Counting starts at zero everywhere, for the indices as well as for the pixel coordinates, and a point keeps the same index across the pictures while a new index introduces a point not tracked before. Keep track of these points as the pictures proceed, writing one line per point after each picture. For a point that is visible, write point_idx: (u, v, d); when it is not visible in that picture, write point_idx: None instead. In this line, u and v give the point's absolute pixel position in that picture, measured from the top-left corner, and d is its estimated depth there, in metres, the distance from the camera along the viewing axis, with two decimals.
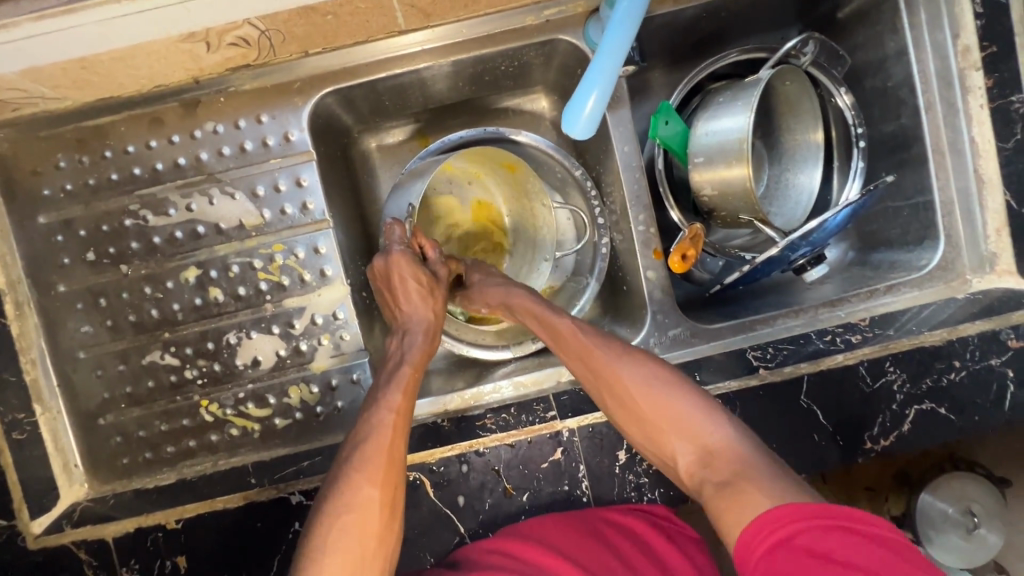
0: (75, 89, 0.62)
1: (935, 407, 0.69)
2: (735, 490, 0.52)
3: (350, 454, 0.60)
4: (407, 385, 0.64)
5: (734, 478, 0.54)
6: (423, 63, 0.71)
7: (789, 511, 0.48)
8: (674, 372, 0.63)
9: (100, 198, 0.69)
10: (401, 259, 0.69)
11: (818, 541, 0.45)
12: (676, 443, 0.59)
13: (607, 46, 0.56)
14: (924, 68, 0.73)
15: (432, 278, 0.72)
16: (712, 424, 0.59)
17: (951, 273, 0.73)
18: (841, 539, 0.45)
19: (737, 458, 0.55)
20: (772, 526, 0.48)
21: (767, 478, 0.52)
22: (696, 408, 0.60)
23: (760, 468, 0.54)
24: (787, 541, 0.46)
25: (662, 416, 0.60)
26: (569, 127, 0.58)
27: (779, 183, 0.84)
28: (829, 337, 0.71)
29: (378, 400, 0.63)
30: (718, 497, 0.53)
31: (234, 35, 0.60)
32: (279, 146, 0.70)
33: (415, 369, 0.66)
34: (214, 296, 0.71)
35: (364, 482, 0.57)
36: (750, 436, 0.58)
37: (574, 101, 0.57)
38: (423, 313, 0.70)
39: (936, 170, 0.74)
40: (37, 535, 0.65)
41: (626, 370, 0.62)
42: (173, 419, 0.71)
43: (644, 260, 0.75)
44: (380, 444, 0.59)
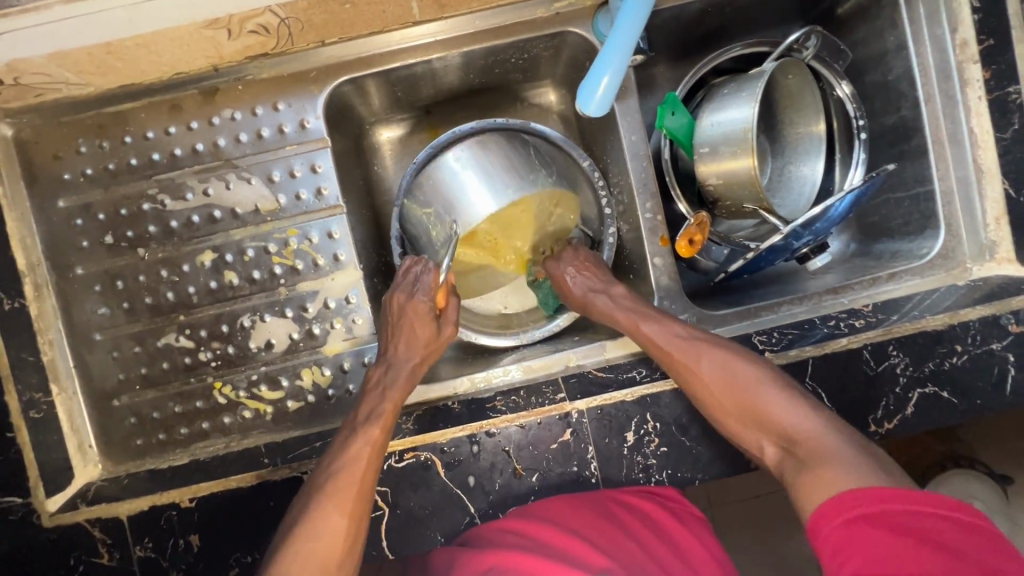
0: (98, 75, 0.64)
1: (937, 391, 0.69)
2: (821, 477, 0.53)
3: (321, 482, 0.60)
4: (388, 419, 0.63)
5: (819, 463, 0.54)
6: (436, 53, 0.73)
7: (874, 491, 0.49)
8: (753, 362, 0.64)
9: (120, 182, 0.71)
10: (417, 311, 0.69)
11: (908, 521, 0.46)
12: (757, 431, 0.61)
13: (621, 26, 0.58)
14: (923, 62, 0.75)
15: (435, 339, 0.70)
16: (796, 412, 0.59)
17: (951, 262, 0.75)
18: (933, 521, 0.46)
19: (821, 446, 0.55)
20: (855, 501, 0.49)
21: (857, 463, 0.53)
22: (779, 397, 0.60)
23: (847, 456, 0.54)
24: (872, 516, 0.48)
25: (745, 408, 0.61)
26: (583, 105, 0.61)
27: (783, 175, 0.86)
28: (833, 322, 0.72)
29: (355, 432, 0.63)
30: (800, 481, 0.54)
31: (255, 22, 0.61)
32: (295, 133, 0.72)
33: (394, 407, 0.65)
34: (229, 280, 0.72)
35: (329, 510, 0.57)
36: (833, 421, 0.58)
37: (589, 79, 0.60)
38: (413, 356, 0.68)
39: (936, 161, 0.76)
40: (52, 513, 0.65)
41: (705, 364, 0.64)
42: (187, 401, 0.72)
43: (650, 248, 0.76)
44: (350, 476, 0.59)
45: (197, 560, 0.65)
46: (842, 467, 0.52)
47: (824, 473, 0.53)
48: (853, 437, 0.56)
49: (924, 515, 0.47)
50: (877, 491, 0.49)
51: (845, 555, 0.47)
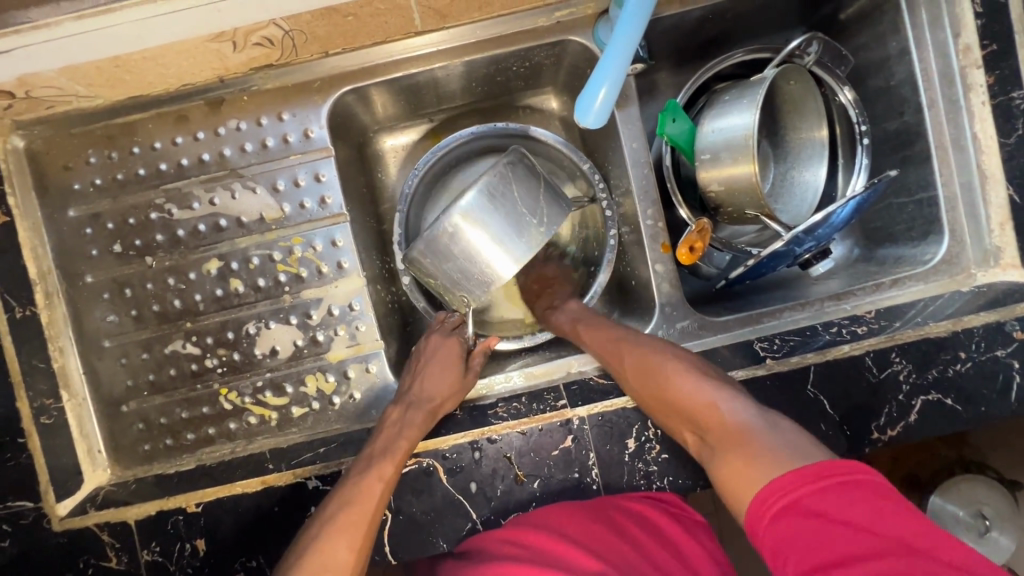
0: (106, 87, 0.65)
1: (941, 398, 0.69)
2: (730, 461, 0.52)
3: (329, 515, 0.60)
4: (399, 458, 0.63)
5: (729, 446, 0.54)
6: (438, 62, 0.73)
7: (791, 476, 0.47)
8: (680, 355, 0.65)
9: (128, 192, 0.72)
10: (450, 348, 0.72)
11: (823, 502, 0.44)
12: (679, 417, 0.61)
13: (620, 37, 0.57)
14: (926, 67, 0.75)
15: (462, 379, 0.71)
16: (707, 396, 0.59)
17: (956, 268, 0.75)
18: (845, 495, 0.44)
19: (729, 428, 0.55)
20: (778, 492, 0.47)
21: (766, 445, 0.52)
22: (697, 382, 0.60)
23: (754, 440, 0.52)
24: (793, 505, 0.46)
25: (665, 396, 0.61)
26: (580, 117, 0.60)
27: (785, 180, 0.86)
28: (835, 329, 0.72)
29: (368, 468, 0.63)
30: (716, 466, 0.54)
31: (259, 35, 0.63)
32: (299, 142, 0.73)
33: (410, 444, 0.65)
34: (235, 287, 0.73)
35: (338, 545, 0.58)
36: (753, 405, 0.57)
37: (586, 91, 0.59)
38: (433, 394, 0.69)
39: (939, 166, 0.76)
40: (62, 517, 0.66)
41: (631, 355, 0.67)
42: (193, 407, 0.73)
43: (652, 254, 0.76)
44: (361, 511, 0.60)
45: (203, 564, 0.66)
46: (752, 447, 0.52)
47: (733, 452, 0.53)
48: (771, 420, 0.55)
49: (837, 492, 0.45)
50: (793, 478, 0.47)
51: (782, 557, 0.44)
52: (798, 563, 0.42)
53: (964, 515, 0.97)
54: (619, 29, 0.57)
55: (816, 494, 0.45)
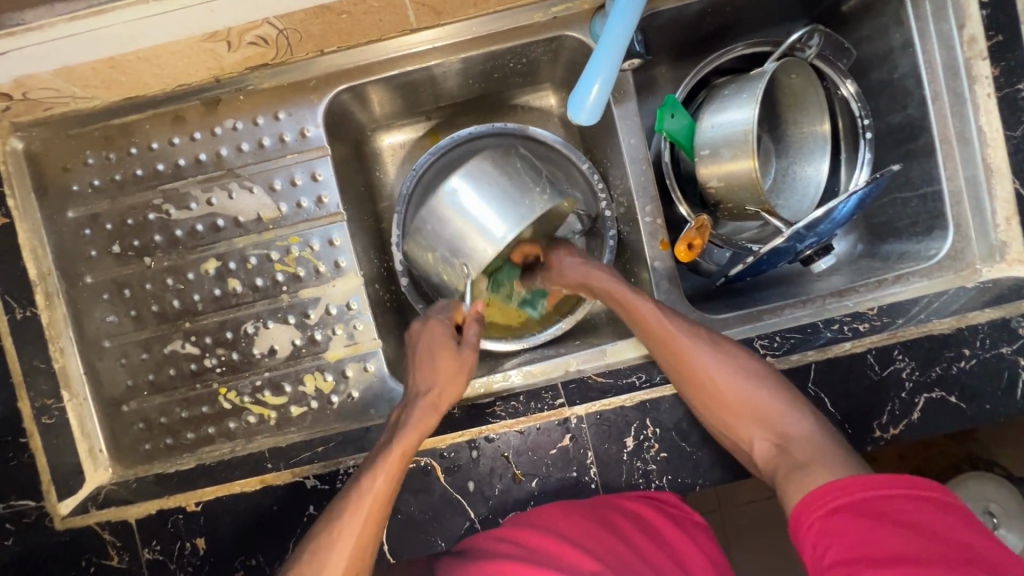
0: (103, 89, 0.65)
1: (945, 396, 0.68)
2: (807, 476, 0.56)
3: (319, 534, 0.58)
4: (392, 471, 0.59)
5: (813, 462, 0.58)
6: (434, 60, 0.73)
7: (849, 482, 0.52)
8: (752, 361, 0.66)
9: (126, 193, 0.72)
10: (434, 326, 0.68)
11: (877, 506, 0.49)
12: (751, 428, 0.63)
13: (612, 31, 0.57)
14: (930, 59, 0.73)
15: (452, 350, 0.66)
16: (789, 412, 0.62)
17: (960, 263, 0.74)
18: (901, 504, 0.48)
19: (812, 445, 0.59)
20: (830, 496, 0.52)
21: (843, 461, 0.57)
22: (775, 396, 0.63)
23: (837, 456, 0.58)
24: (845, 507, 0.50)
25: (741, 405, 0.63)
26: (574, 114, 0.59)
27: (787, 175, 0.85)
28: (837, 326, 0.71)
29: (359, 482, 0.60)
30: (795, 479, 0.57)
31: (253, 34, 0.62)
32: (295, 142, 0.73)
33: (404, 453, 0.61)
34: (233, 287, 0.73)
35: (323, 571, 0.55)
36: (817, 418, 0.62)
37: (579, 87, 0.58)
38: (433, 381, 0.65)
39: (944, 161, 0.75)
40: (64, 516, 0.66)
41: (706, 359, 0.65)
42: (193, 406, 0.73)
43: (650, 252, 0.75)
44: (348, 529, 0.57)
45: (203, 562, 0.66)
46: (838, 464, 0.56)
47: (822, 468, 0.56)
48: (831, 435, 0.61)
49: (888, 500, 0.49)
50: (850, 483, 0.51)
51: (825, 545, 0.49)
52: (840, 551, 0.47)
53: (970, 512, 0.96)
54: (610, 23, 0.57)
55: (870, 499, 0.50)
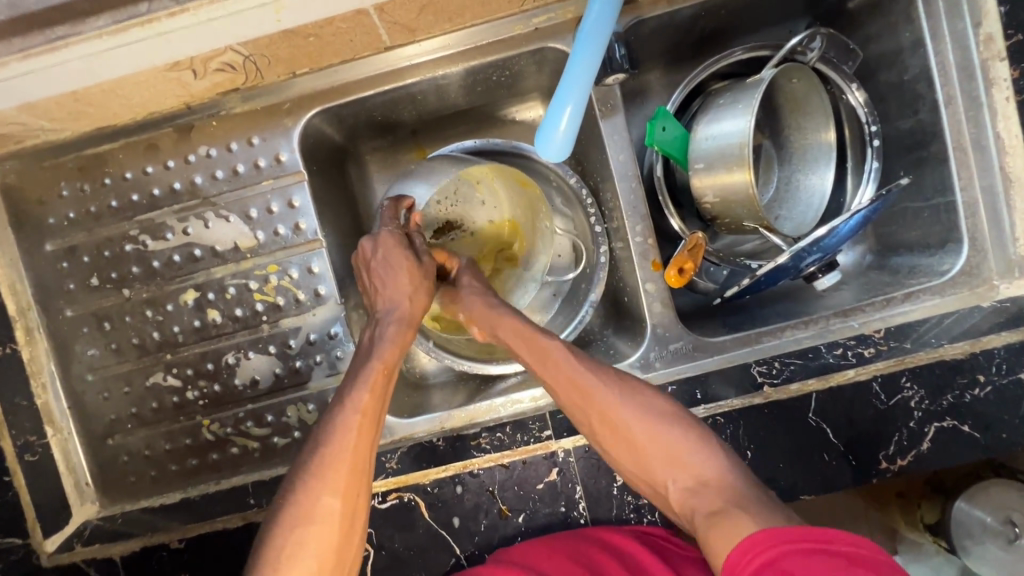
0: (71, 121, 0.64)
1: (957, 425, 0.65)
2: (717, 529, 0.51)
3: (312, 461, 0.56)
4: (378, 387, 0.61)
5: (723, 508, 0.52)
6: (411, 77, 0.70)
7: (772, 534, 0.47)
8: (655, 400, 0.61)
9: (102, 224, 0.71)
10: (388, 241, 0.68)
11: (798, 565, 0.43)
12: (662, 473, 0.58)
13: (574, 65, 0.55)
14: (943, 60, 0.68)
15: (414, 265, 0.68)
16: (702, 457, 0.57)
17: (975, 279, 0.68)
18: (821, 561, 0.43)
19: (725, 491, 0.54)
20: (756, 548, 0.47)
21: (756, 506, 0.52)
22: (678, 435, 0.59)
23: (746, 502, 0.52)
24: (769, 564, 0.45)
25: (651, 449, 0.59)
26: (542, 149, 0.57)
27: (790, 185, 0.80)
28: (840, 350, 0.67)
29: (344, 400, 0.59)
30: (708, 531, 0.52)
31: (219, 61, 0.60)
32: (270, 167, 0.70)
33: (385, 366, 0.62)
34: (213, 317, 0.72)
35: (324, 492, 0.54)
36: (722, 450, 0.58)
37: (545, 123, 0.56)
38: (398, 300, 0.67)
39: (958, 169, 0.69)
40: (50, 553, 0.67)
41: (605, 403, 0.61)
42: (176, 438, 0.72)
43: (642, 272, 0.72)
44: (344, 449, 0.56)
45: None
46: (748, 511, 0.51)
47: (729, 518, 0.51)
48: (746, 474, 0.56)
49: (818, 557, 0.43)
50: (778, 535, 0.46)
51: None
52: None
53: (992, 523, 0.86)
54: (572, 58, 0.56)
55: (801, 555, 0.44)
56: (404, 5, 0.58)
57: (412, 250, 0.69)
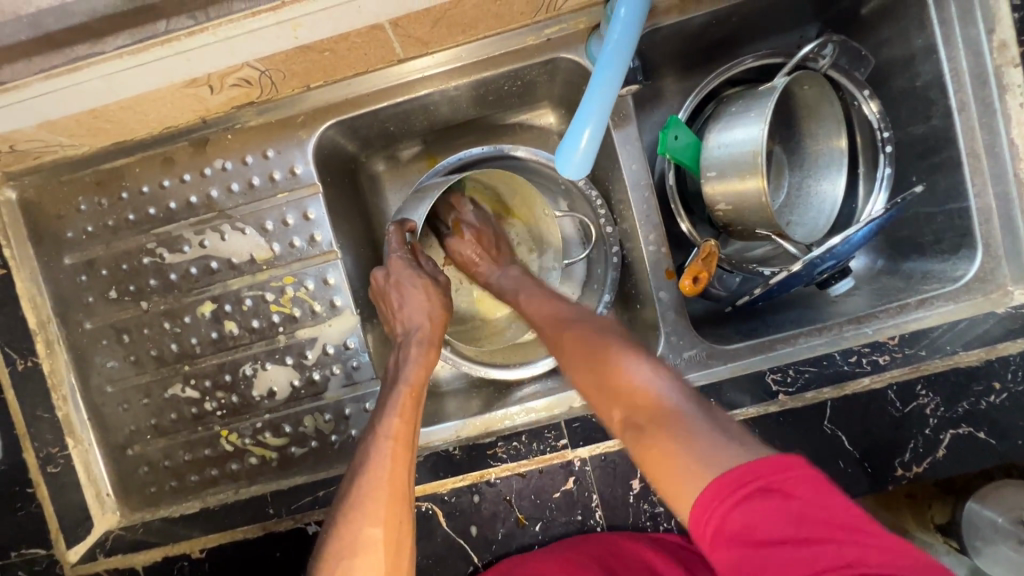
0: (90, 137, 0.64)
1: (972, 432, 0.65)
2: (654, 442, 0.49)
3: (350, 494, 0.56)
4: (407, 410, 0.61)
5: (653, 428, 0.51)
6: (423, 89, 0.70)
7: (711, 492, 0.43)
8: (628, 339, 0.62)
9: (119, 238, 0.72)
10: (399, 265, 0.70)
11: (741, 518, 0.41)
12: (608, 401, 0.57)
13: (596, 85, 0.53)
14: (956, 67, 0.68)
15: (429, 282, 0.71)
16: (648, 380, 0.55)
17: (990, 285, 0.68)
18: (759, 505, 0.41)
19: (663, 408, 0.52)
20: (703, 517, 0.43)
21: (695, 428, 0.49)
22: (632, 360, 0.58)
23: (687, 422, 0.49)
24: (720, 534, 0.42)
25: (596, 369, 0.59)
26: (562, 167, 0.55)
27: (801, 190, 0.80)
28: (855, 358, 0.67)
29: (375, 429, 0.60)
30: (645, 446, 0.50)
31: (235, 77, 0.60)
32: (285, 179, 0.71)
33: (413, 388, 0.63)
34: (230, 329, 0.72)
35: (366, 521, 0.54)
36: (685, 388, 0.55)
37: (566, 141, 0.54)
38: (419, 319, 0.68)
39: (971, 175, 0.69)
40: (73, 563, 0.68)
41: (573, 332, 0.65)
42: (195, 449, 0.73)
43: (655, 281, 0.72)
44: (379, 476, 0.56)
45: None
46: (689, 429, 0.48)
47: (667, 434, 0.49)
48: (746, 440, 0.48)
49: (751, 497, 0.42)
50: (715, 492, 0.43)
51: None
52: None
53: (1003, 524, 0.85)
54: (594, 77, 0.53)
55: (739, 505, 0.42)
56: (418, 19, 0.58)
57: (424, 270, 0.72)
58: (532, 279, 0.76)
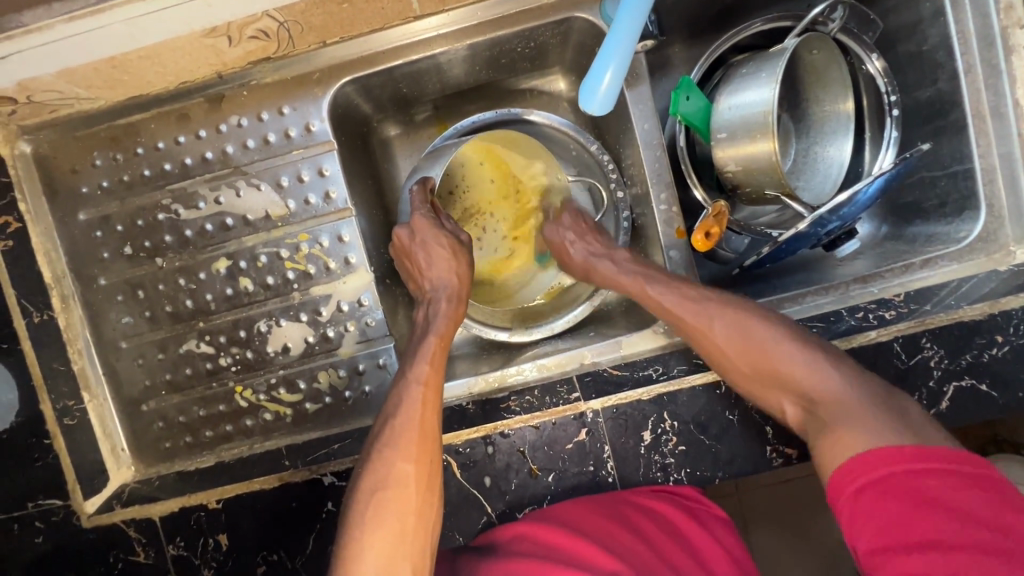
0: (107, 88, 0.65)
1: (975, 384, 0.66)
2: (841, 432, 0.56)
3: (382, 433, 0.57)
4: (436, 357, 0.61)
5: (839, 423, 0.57)
6: (439, 48, 0.71)
7: (878, 457, 0.52)
8: (776, 325, 0.64)
9: (134, 194, 0.72)
10: (422, 224, 0.69)
11: (906, 483, 0.50)
12: (776, 388, 0.62)
13: (621, 18, 0.54)
14: (963, 29, 0.69)
15: (455, 243, 0.69)
16: (817, 372, 0.60)
17: (993, 245, 0.70)
18: (923, 477, 0.50)
19: (844, 403, 0.58)
20: (858, 471, 0.53)
21: (876, 418, 0.55)
22: (796, 352, 0.62)
23: (885, 414, 0.56)
24: (875, 483, 0.51)
25: (761, 365, 0.63)
26: (585, 103, 0.57)
27: (807, 157, 0.82)
28: (861, 314, 0.69)
29: (405, 375, 0.61)
30: (822, 439, 0.57)
31: (254, 28, 0.61)
32: (301, 137, 0.71)
33: (442, 338, 0.64)
34: (245, 286, 0.73)
35: (398, 458, 0.54)
36: (852, 374, 0.60)
37: (589, 80, 0.56)
38: (447, 278, 0.68)
39: (976, 137, 0.70)
40: (90, 514, 0.68)
41: (723, 327, 0.65)
42: (210, 405, 0.74)
43: (666, 240, 0.73)
44: (410, 417, 0.57)
45: (225, 558, 0.67)
46: (879, 423, 0.55)
47: (858, 426, 0.55)
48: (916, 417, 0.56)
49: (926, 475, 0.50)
50: (882, 453, 0.52)
51: (861, 521, 0.51)
52: (878, 532, 0.49)
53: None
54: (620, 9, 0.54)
55: (909, 475, 0.50)
56: None
57: (445, 229, 0.70)
58: (644, 263, 0.73)
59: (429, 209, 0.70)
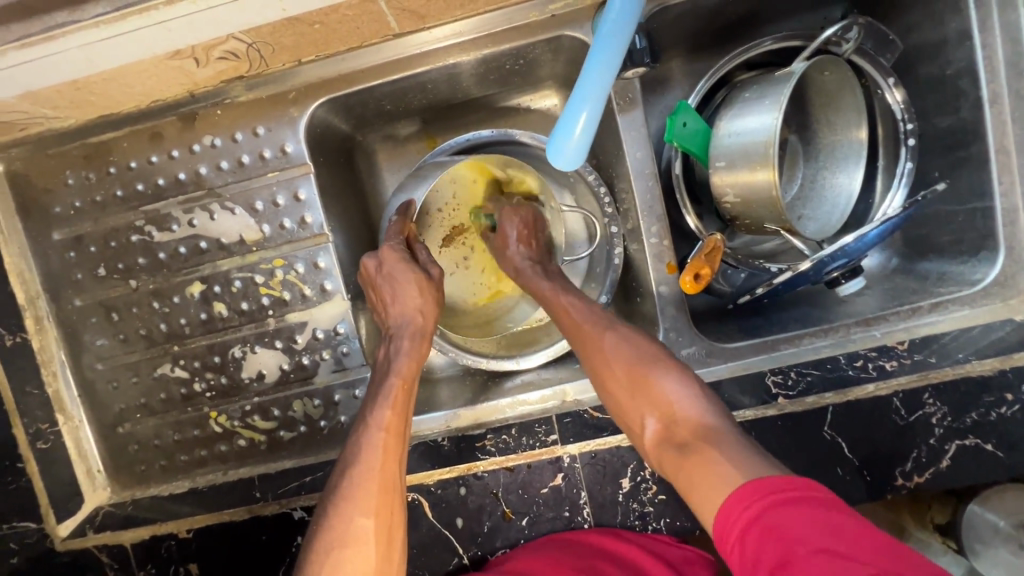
0: (74, 109, 0.62)
1: (980, 444, 0.62)
2: (701, 454, 0.51)
3: (341, 485, 0.56)
4: (399, 402, 0.60)
5: (699, 444, 0.52)
6: (420, 66, 0.67)
7: (744, 491, 0.45)
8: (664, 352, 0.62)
9: (108, 214, 0.70)
10: (390, 257, 0.66)
11: (775, 517, 0.41)
12: (646, 409, 0.58)
13: (592, 67, 0.52)
14: (991, 54, 0.63)
15: (425, 280, 0.66)
16: (689, 397, 0.57)
17: (1010, 291, 0.64)
18: (803, 511, 0.41)
19: (704, 430, 0.53)
20: (740, 505, 0.44)
21: (734, 446, 0.51)
22: (672, 377, 0.58)
23: (729, 441, 0.51)
24: (749, 526, 0.43)
25: (633, 380, 0.59)
26: (555, 154, 0.54)
27: (815, 183, 0.76)
28: (860, 363, 0.65)
29: (365, 420, 0.59)
30: (686, 463, 0.52)
31: (221, 49, 0.57)
32: (276, 158, 0.69)
33: (404, 379, 0.62)
34: (219, 310, 0.71)
35: (356, 513, 0.54)
36: (718, 408, 0.56)
37: (559, 129, 0.53)
38: (411, 315, 0.66)
39: (999, 173, 0.65)
40: (64, 537, 0.69)
41: (611, 341, 0.62)
42: (184, 429, 0.73)
43: (656, 275, 0.70)
44: (370, 469, 0.56)
45: None
46: (729, 448, 0.50)
47: (715, 449, 0.51)
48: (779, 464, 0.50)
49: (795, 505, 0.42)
50: (748, 491, 0.44)
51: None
52: None
53: (1005, 527, 0.75)
54: (590, 59, 0.53)
55: (773, 508, 0.42)
56: None
57: (417, 264, 0.67)
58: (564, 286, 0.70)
59: (401, 241, 0.67)
